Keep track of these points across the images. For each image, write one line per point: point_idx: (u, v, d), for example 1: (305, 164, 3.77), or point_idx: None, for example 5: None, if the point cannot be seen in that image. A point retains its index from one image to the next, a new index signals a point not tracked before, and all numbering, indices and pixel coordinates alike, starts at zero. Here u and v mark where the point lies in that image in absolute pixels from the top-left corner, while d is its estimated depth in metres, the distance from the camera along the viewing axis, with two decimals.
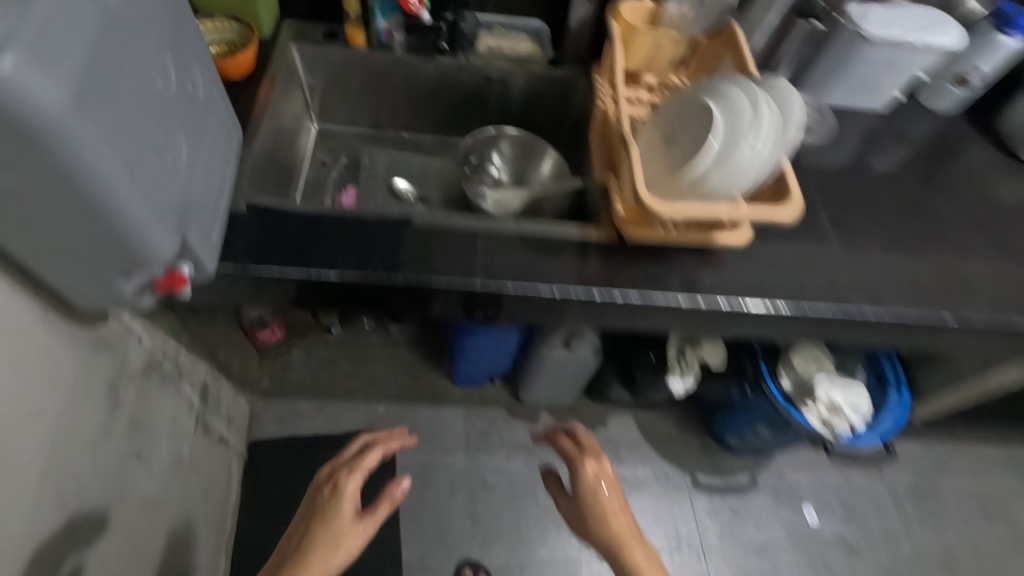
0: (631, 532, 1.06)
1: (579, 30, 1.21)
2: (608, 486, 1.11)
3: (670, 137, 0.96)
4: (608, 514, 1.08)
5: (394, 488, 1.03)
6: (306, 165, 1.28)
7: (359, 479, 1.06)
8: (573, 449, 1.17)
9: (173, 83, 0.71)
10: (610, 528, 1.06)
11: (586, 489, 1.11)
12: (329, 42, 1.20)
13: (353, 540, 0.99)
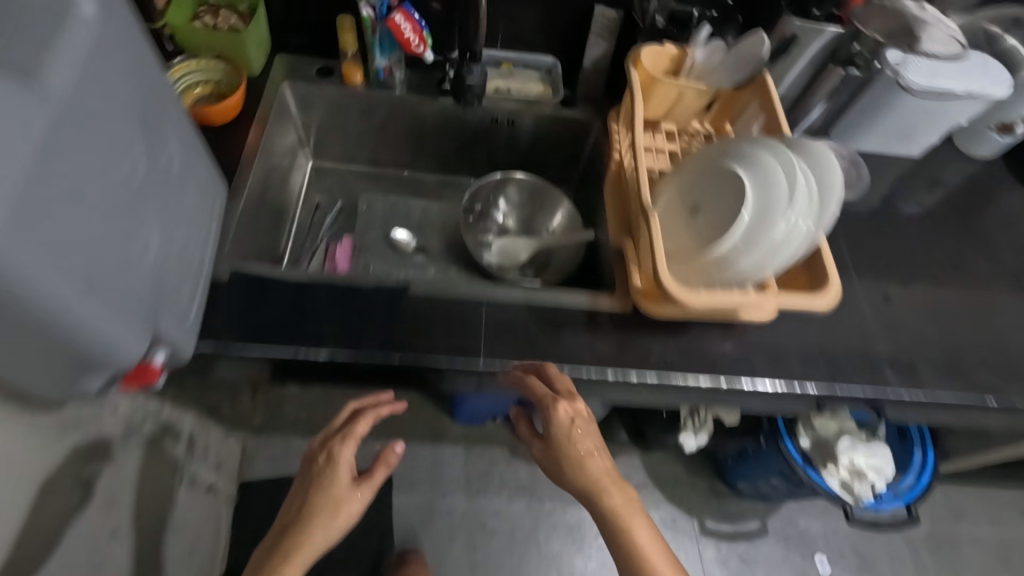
0: (609, 473, 0.88)
1: (593, 68, 1.12)
2: (587, 428, 0.88)
3: (694, 205, 0.87)
4: (582, 458, 0.87)
5: (383, 472, 0.97)
6: (299, 209, 1.20)
7: (348, 470, 0.95)
8: (543, 386, 0.86)
9: (141, 166, 0.63)
10: (582, 484, 0.88)
11: (560, 425, 0.86)
12: (324, 78, 1.11)
13: (336, 524, 0.90)
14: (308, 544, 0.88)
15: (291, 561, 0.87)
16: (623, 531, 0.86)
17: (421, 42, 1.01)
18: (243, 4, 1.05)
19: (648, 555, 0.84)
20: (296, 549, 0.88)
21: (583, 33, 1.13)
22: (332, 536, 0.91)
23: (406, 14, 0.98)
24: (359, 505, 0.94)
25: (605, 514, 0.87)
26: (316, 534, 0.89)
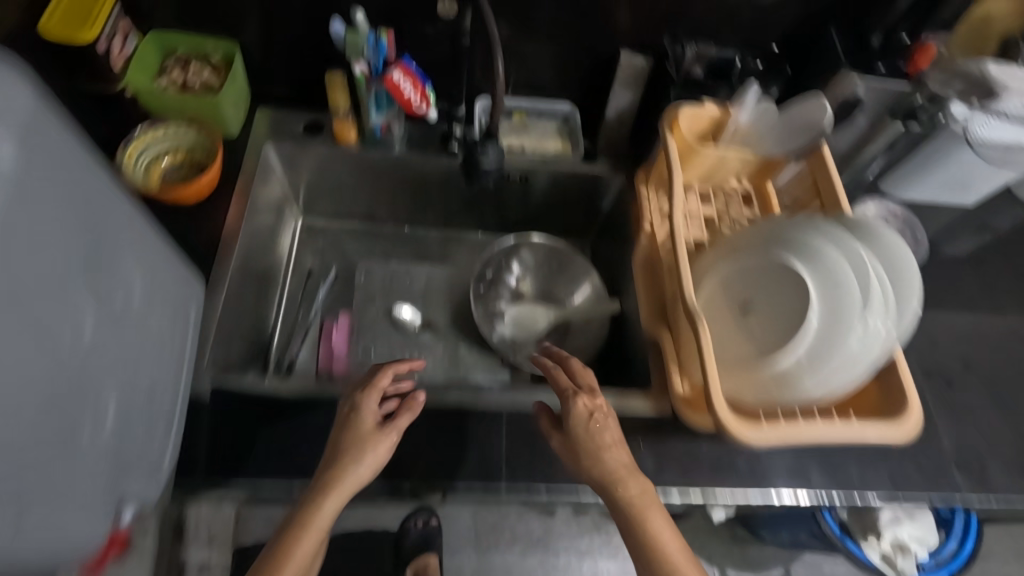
0: (632, 471, 0.69)
1: (616, 119, 0.99)
2: (608, 424, 0.70)
3: (746, 303, 0.76)
4: (602, 448, 0.69)
5: (403, 416, 0.71)
6: (290, 277, 1.08)
7: (386, 426, 0.70)
8: (564, 380, 0.75)
9: (88, 328, 0.51)
10: (602, 473, 0.68)
11: (579, 425, 0.70)
12: (312, 137, 0.98)
13: (378, 456, 0.68)
14: (315, 522, 0.65)
15: (309, 529, 0.65)
16: (641, 522, 0.67)
17: (423, 100, 0.89)
18: (217, 55, 0.92)
19: (665, 544, 0.66)
20: (297, 537, 0.64)
21: (605, 80, 1.00)
22: (368, 454, 0.68)
23: (407, 70, 0.86)
24: (387, 452, 0.69)
25: (621, 505, 0.68)
26: (350, 478, 0.66)
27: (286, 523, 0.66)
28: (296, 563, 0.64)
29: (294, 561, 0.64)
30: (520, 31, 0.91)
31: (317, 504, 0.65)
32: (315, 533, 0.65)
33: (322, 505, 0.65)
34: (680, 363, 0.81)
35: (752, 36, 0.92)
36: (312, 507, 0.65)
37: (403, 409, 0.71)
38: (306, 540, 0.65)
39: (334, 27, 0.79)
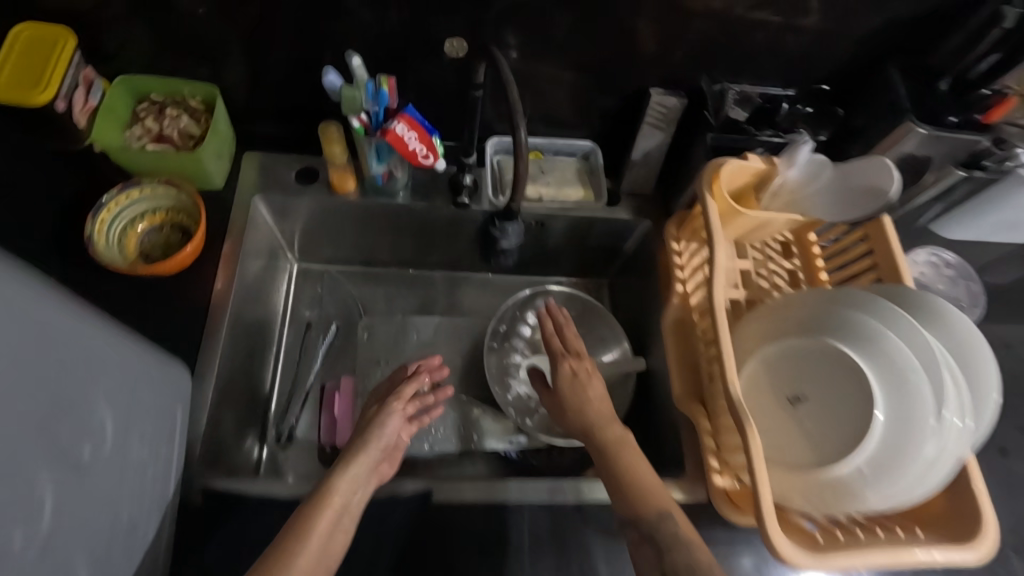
0: (612, 420, 0.73)
1: (643, 159, 0.90)
2: (591, 382, 0.76)
3: (798, 395, 0.68)
4: (584, 400, 0.74)
5: (411, 392, 0.79)
6: (287, 328, 0.99)
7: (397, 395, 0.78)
8: (558, 342, 0.80)
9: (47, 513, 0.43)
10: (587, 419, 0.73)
11: (564, 381, 0.76)
12: (306, 185, 0.89)
13: (389, 427, 0.75)
14: (333, 497, 0.66)
15: (327, 502, 0.65)
16: (622, 456, 0.69)
17: (430, 151, 0.79)
18: (195, 98, 0.82)
19: (643, 478, 0.67)
20: (314, 512, 0.64)
21: (630, 118, 0.91)
22: (381, 427, 0.74)
23: (411, 120, 0.76)
24: (396, 423, 0.76)
25: (604, 447, 0.70)
26: (366, 450, 0.72)
27: (301, 508, 0.65)
28: (314, 543, 0.62)
29: (313, 540, 0.62)
30: (538, 68, 0.82)
31: (333, 482, 0.67)
32: (331, 509, 0.65)
33: (340, 475, 0.68)
34: (718, 452, 0.73)
35: (798, 75, 0.82)
36: (330, 485, 0.67)
37: (412, 377, 0.81)
38: (323, 515, 0.64)
39: (327, 80, 0.71)
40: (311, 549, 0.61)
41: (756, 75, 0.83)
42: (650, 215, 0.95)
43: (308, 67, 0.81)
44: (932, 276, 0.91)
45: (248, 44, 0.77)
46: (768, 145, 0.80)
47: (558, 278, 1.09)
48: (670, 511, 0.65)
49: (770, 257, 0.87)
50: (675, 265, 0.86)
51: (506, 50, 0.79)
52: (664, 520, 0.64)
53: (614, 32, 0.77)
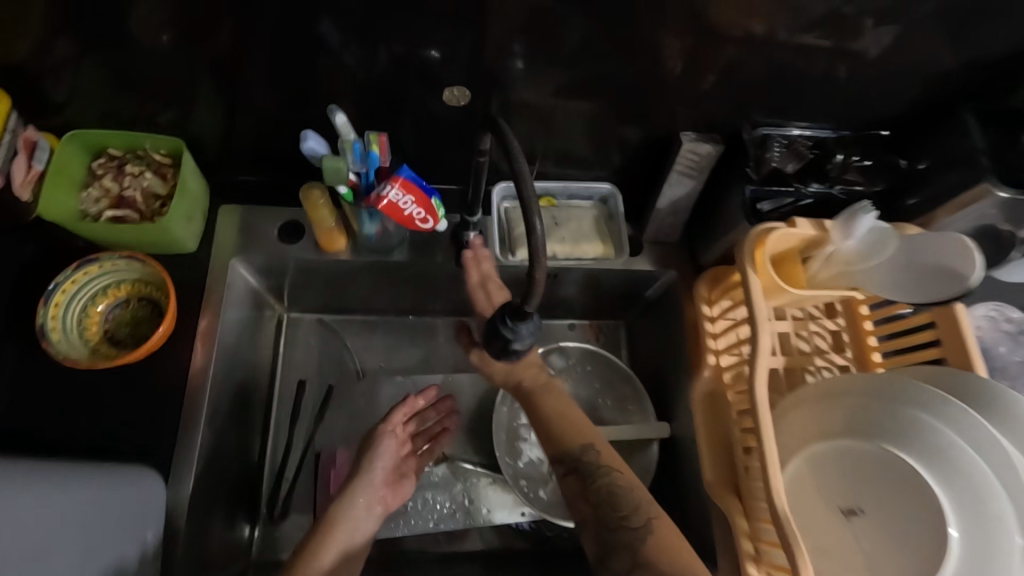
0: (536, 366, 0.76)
1: (669, 205, 0.80)
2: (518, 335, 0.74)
3: (853, 508, 0.60)
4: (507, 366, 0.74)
5: (415, 427, 0.85)
6: (278, 387, 0.90)
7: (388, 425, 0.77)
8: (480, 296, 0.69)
9: None
10: (556, 425, 0.72)
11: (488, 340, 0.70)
12: (292, 243, 0.79)
13: (385, 450, 0.75)
14: (341, 520, 0.70)
15: (335, 526, 0.69)
16: (541, 406, 0.74)
17: (430, 215, 0.69)
18: (160, 151, 0.72)
19: (570, 420, 0.73)
20: (323, 539, 0.68)
21: (656, 161, 0.80)
22: (377, 451, 0.75)
23: (407, 183, 0.66)
24: (391, 446, 0.76)
25: (530, 393, 0.74)
26: (367, 475, 0.74)
27: (311, 532, 0.70)
28: (324, 561, 0.67)
29: (322, 565, 0.67)
30: (553, 108, 0.71)
31: (341, 505, 0.70)
32: (339, 531, 0.69)
33: (350, 500, 0.71)
34: (757, 559, 0.65)
35: (854, 116, 0.71)
36: (338, 508, 0.70)
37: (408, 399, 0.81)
38: (330, 540, 0.69)
39: (306, 147, 0.61)
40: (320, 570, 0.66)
41: (805, 113, 0.71)
42: (676, 265, 0.85)
43: (289, 114, 0.70)
44: (993, 335, 0.81)
45: (218, 92, 0.67)
46: (816, 197, 0.70)
47: (570, 321, 0.99)
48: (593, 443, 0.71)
49: (811, 317, 0.78)
50: (707, 331, 0.77)
51: (516, 96, 0.68)
52: (585, 453, 0.70)
53: (642, 77, 0.66)
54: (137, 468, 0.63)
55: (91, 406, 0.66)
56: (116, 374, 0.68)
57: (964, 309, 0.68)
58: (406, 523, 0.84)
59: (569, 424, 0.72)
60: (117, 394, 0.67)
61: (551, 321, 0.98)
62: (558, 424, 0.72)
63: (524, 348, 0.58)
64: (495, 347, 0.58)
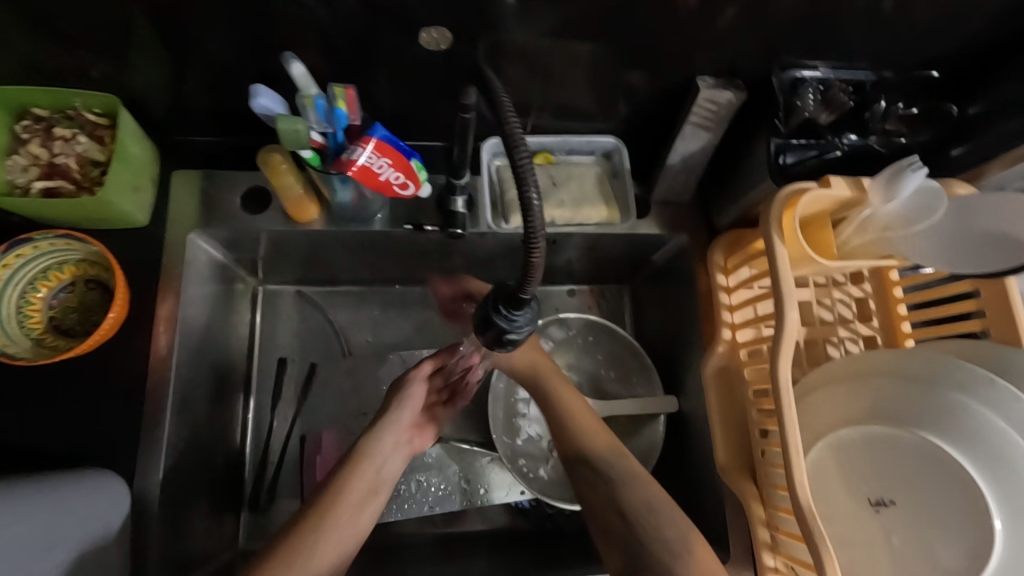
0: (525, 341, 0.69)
1: (682, 161, 0.71)
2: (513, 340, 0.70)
3: (882, 500, 0.54)
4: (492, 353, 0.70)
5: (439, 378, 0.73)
6: (256, 367, 0.83)
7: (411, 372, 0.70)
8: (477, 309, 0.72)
9: None
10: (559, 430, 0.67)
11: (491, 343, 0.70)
12: (261, 212, 0.71)
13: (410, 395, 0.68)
14: (371, 456, 0.64)
15: (365, 460, 0.63)
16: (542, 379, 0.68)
17: (408, 179, 0.61)
18: (93, 110, 0.62)
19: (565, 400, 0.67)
20: (351, 473, 0.61)
21: (668, 111, 0.71)
22: (403, 395, 0.68)
23: (382, 146, 0.57)
24: (420, 391, 0.69)
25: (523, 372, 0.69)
26: (395, 416, 0.67)
27: (338, 466, 0.63)
28: (351, 500, 0.60)
29: (350, 502, 0.59)
30: (549, 53, 0.60)
31: (371, 441, 0.65)
32: (369, 468, 0.63)
33: (377, 436, 0.65)
34: (773, 548, 0.61)
35: (899, 56, 0.61)
36: (368, 445, 0.64)
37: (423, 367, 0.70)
38: (360, 474, 0.62)
39: (257, 105, 0.53)
40: (348, 508, 0.59)
41: (843, 52, 0.61)
42: (688, 228, 0.77)
43: (242, 65, 0.60)
44: None
45: (153, 43, 0.56)
46: (847, 152, 0.62)
47: (570, 286, 0.92)
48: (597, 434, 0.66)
49: (835, 284, 0.71)
50: (722, 303, 0.70)
51: (507, 40, 0.58)
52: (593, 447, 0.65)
53: (655, 16, 0.56)
54: (82, 470, 0.58)
55: (41, 406, 0.60)
56: (67, 369, 0.61)
57: (1013, 279, 0.61)
58: (400, 507, 0.79)
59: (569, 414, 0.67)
60: (69, 392, 0.60)
61: (549, 286, 0.91)
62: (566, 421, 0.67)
63: (518, 339, 0.50)
64: (488, 339, 0.51)
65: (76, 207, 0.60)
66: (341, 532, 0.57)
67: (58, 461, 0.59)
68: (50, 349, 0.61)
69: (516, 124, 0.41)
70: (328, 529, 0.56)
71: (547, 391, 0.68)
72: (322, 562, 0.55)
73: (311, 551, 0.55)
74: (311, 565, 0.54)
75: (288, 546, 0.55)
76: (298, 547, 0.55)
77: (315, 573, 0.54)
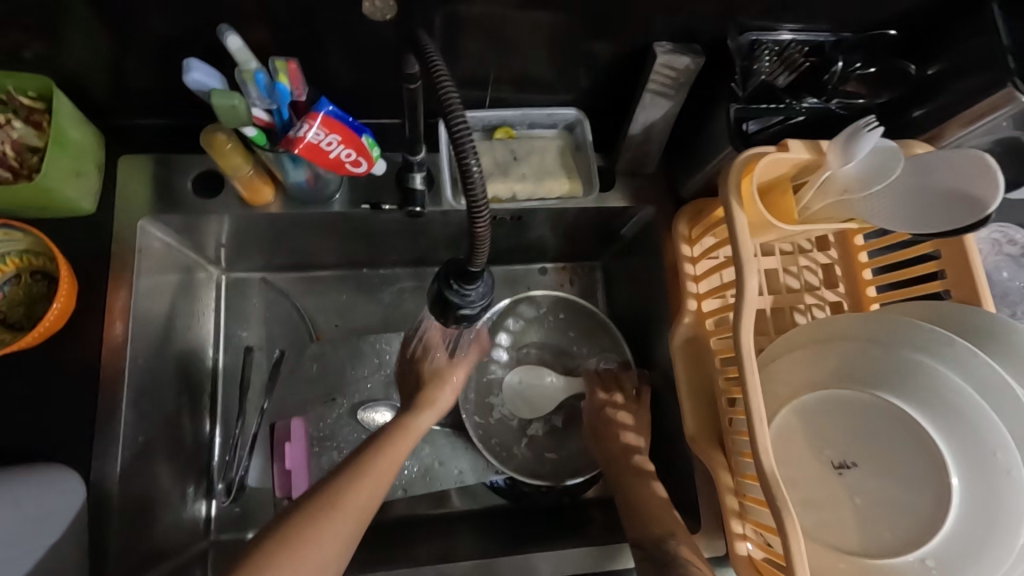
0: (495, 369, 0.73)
1: (644, 131, 0.70)
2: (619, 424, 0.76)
3: (843, 462, 0.55)
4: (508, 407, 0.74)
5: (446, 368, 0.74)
6: (223, 356, 0.82)
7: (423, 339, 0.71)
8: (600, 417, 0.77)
9: None
10: (606, 450, 0.74)
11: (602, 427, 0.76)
12: (216, 196, 0.69)
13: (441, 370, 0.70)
14: (414, 427, 0.65)
15: (408, 433, 0.64)
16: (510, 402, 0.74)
17: (360, 156, 0.59)
18: (27, 93, 0.59)
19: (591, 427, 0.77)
20: (393, 439, 0.62)
21: (626, 79, 0.70)
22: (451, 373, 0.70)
23: (329, 122, 0.55)
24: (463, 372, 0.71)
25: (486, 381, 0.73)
26: (442, 395, 0.68)
27: (380, 430, 0.64)
28: (389, 457, 0.60)
29: (390, 457, 0.60)
30: (499, 23, 0.58)
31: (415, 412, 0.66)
32: (410, 436, 0.64)
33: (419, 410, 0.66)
34: (741, 514, 0.61)
35: (858, 15, 0.60)
36: (411, 416, 0.66)
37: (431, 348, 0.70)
38: (402, 440, 0.62)
39: (190, 78, 0.51)
40: (388, 462, 0.60)
41: (803, 12, 0.59)
42: (654, 199, 0.76)
43: (178, 43, 0.58)
44: (994, 259, 0.73)
45: (80, 20, 0.54)
46: (810, 113, 0.62)
47: (543, 264, 0.91)
48: (636, 450, 0.73)
49: (802, 251, 0.71)
50: (687, 273, 0.69)
51: (454, 10, 0.56)
52: (630, 458, 0.72)
53: None
54: (38, 464, 0.57)
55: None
56: (16, 360, 0.60)
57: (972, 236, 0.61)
58: None
59: (613, 429, 0.75)
60: (22, 385, 0.59)
61: (522, 265, 0.90)
62: (614, 438, 0.75)
63: (474, 311, 0.49)
64: (444, 314, 0.50)
65: (14, 196, 0.57)
66: (376, 484, 0.58)
67: (11, 456, 0.58)
68: None
69: (451, 90, 0.40)
70: (366, 482, 0.57)
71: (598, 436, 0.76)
72: (358, 507, 0.56)
73: (349, 501, 0.56)
74: (347, 512, 0.55)
75: (326, 495, 0.56)
76: (337, 499, 0.55)
77: (351, 521, 0.55)
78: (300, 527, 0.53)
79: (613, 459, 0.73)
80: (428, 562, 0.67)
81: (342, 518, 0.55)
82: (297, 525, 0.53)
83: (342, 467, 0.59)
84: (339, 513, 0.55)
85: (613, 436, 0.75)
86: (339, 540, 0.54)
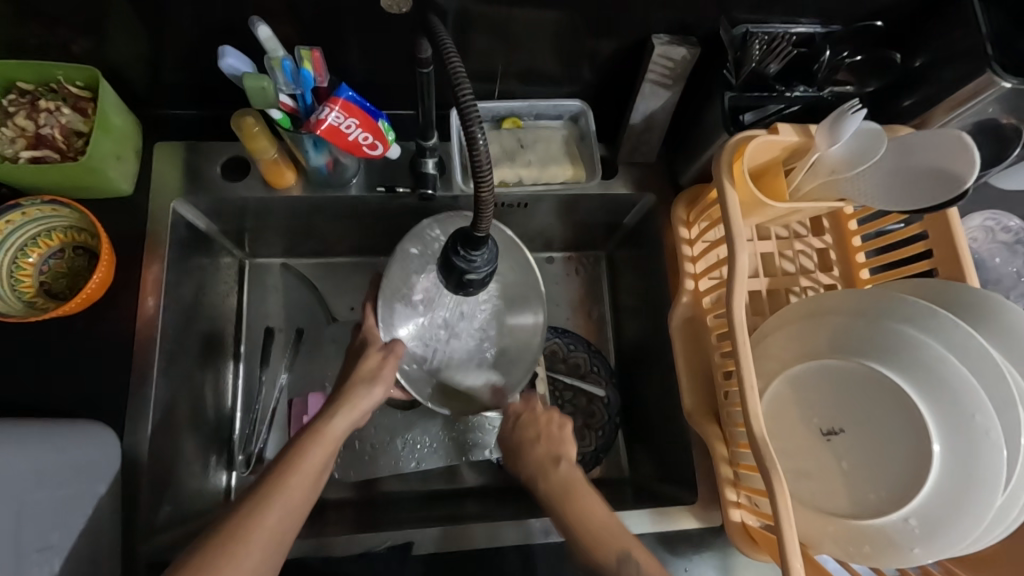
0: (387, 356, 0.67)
1: (644, 120, 0.74)
2: (533, 424, 0.68)
3: (829, 428, 0.57)
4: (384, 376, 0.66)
5: (355, 363, 0.68)
6: (246, 335, 0.86)
7: (364, 332, 0.70)
8: (523, 426, 0.68)
9: None
10: (528, 466, 0.65)
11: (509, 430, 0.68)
12: (242, 180, 0.74)
13: (368, 367, 0.66)
14: (328, 434, 0.61)
15: (322, 439, 0.60)
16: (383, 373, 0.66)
17: (377, 140, 0.63)
18: (75, 82, 0.64)
19: (536, 440, 0.67)
20: (306, 448, 0.59)
21: (627, 71, 0.73)
22: (375, 373, 0.65)
23: (347, 106, 0.59)
24: (387, 368, 0.66)
25: (380, 372, 0.66)
26: (366, 392, 0.64)
27: (293, 439, 0.60)
28: (303, 472, 0.57)
29: (304, 470, 0.57)
30: (505, 19, 0.63)
31: (330, 414, 0.62)
32: (326, 444, 0.60)
33: (333, 412, 0.62)
34: (735, 483, 0.64)
35: (847, 11, 0.63)
36: (327, 418, 0.62)
37: (369, 344, 0.68)
38: (318, 451, 0.59)
39: (225, 66, 0.56)
40: (300, 474, 0.57)
41: (794, 9, 0.63)
42: (655, 187, 0.81)
43: (214, 37, 0.63)
44: (988, 247, 0.75)
45: (124, 15, 0.59)
46: (802, 103, 0.65)
47: (552, 253, 0.95)
48: (563, 456, 0.65)
49: (797, 236, 0.74)
50: (685, 255, 0.73)
51: (462, 7, 0.60)
52: (557, 468, 0.64)
53: None
54: (78, 420, 0.62)
55: (38, 363, 0.64)
56: (59, 325, 0.65)
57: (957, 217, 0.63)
58: (389, 466, 0.81)
59: (532, 435, 0.67)
60: (64, 348, 0.65)
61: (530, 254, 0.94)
62: (536, 446, 0.66)
63: (479, 278, 0.53)
64: (450, 279, 0.54)
65: (64, 175, 0.63)
66: (289, 504, 0.55)
67: (57, 414, 0.63)
68: (42, 311, 0.65)
69: (461, 65, 0.44)
70: (275, 504, 0.54)
71: (514, 446, 0.67)
72: (264, 532, 0.53)
73: (260, 528, 0.53)
74: (252, 542, 0.52)
75: (235, 524, 0.53)
76: (245, 527, 0.52)
77: (257, 548, 0.52)
78: (208, 556, 0.51)
79: (537, 478, 0.64)
80: (436, 525, 0.71)
81: (251, 547, 0.52)
82: (209, 552, 0.51)
83: (249, 490, 0.56)
84: (245, 544, 0.52)
85: (532, 445, 0.66)
86: (246, 570, 0.51)
